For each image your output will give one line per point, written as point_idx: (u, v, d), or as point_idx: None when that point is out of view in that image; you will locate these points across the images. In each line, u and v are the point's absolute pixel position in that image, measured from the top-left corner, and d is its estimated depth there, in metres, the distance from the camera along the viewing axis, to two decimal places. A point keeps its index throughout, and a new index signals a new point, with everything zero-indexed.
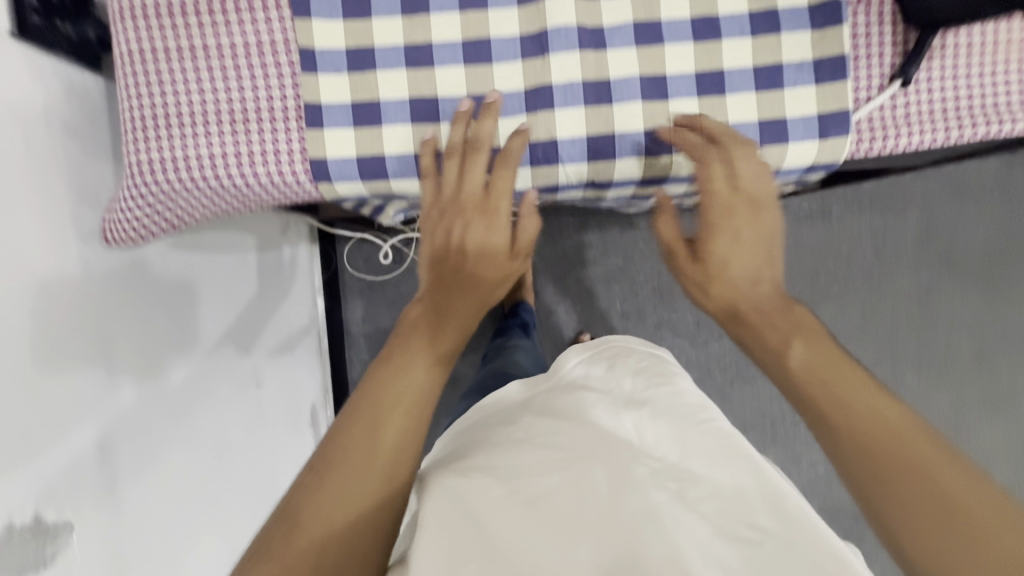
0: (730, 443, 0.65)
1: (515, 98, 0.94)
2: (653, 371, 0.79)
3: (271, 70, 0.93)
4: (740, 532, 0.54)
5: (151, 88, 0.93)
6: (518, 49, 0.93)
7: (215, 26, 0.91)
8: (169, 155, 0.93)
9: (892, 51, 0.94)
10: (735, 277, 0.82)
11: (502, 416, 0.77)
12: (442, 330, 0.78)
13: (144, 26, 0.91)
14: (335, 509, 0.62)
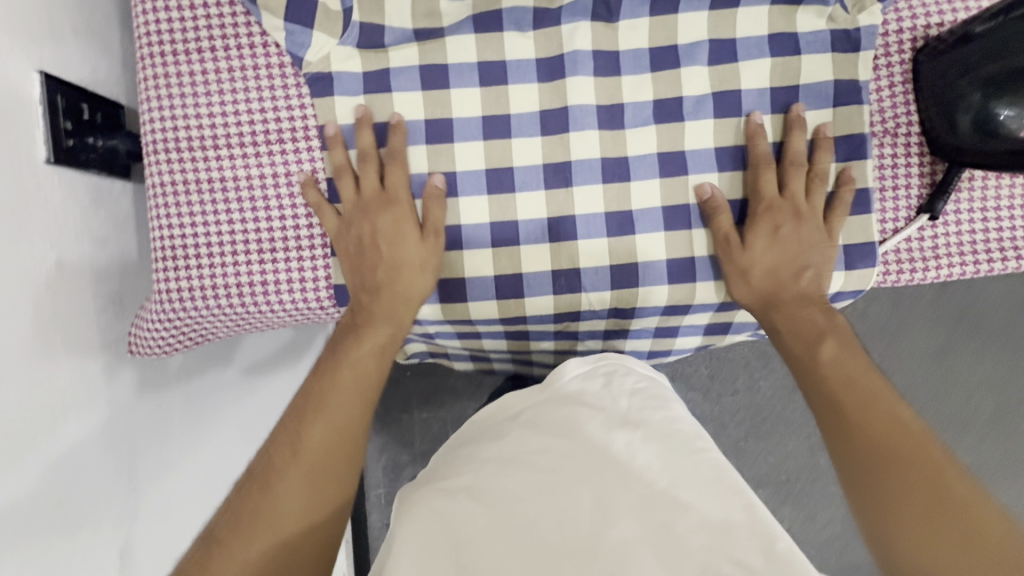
0: (725, 479, 0.64)
1: (539, 229, 0.95)
2: (654, 395, 0.78)
3: (294, 163, 0.93)
4: (722, 566, 0.53)
5: (177, 214, 0.92)
6: (541, 179, 0.94)
7: (240, 124, 0.92)
8: (196, 280, 0.92)
9: (921, 179, 0.97)
10: (783, 265, 0.91)
11: (490, 433, 0.79)
12: (367, 317, 0.89)
13: (170, 156, 0.91)
14: (274, 520, 0.70)
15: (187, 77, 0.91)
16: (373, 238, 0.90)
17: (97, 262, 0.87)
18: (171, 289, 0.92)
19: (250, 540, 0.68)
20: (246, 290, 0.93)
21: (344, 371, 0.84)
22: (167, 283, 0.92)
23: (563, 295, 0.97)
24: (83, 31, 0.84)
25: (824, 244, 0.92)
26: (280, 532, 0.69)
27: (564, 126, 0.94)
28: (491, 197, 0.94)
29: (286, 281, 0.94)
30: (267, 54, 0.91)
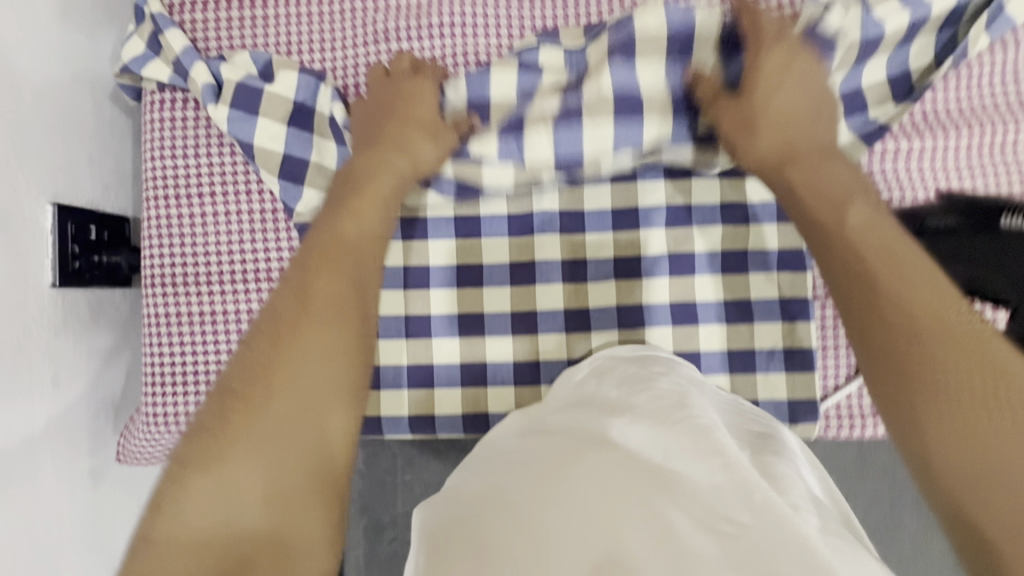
0: (704, 434, 0.44)
1: (505, 370, 0.65)
2: (628, 369, 0.57)
3: (282, 254, 0.65)
4: (718, 527, 0.37)
5: (178, 312, 0.66)
6: (513, 285, 0.66)
7: (240, 198, 0.65)
8: (193, 392, 0.66)
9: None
10: (826, 195, 0.55)
11: (440, 501, 0.52)
12: (353, 197, 0.57)
13: (170, 233, 0.65)
14: (246, 442, 0.42)
15: (181, 191, 0.65)
16: (402, 104, 0.60)
17: (103, 378, 0.76)
18: (164, 415, 0.66)
19: (261, 401, 0.44)
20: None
21: (306, 298, 0.50)
22: (158, 408, 0.66)
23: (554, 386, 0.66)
24: (103, 158, 0.76)
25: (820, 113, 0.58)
26: (288, 410, 0.44)
27: (579, 229, 0.66)
28: (524, 336, 0.65)
29: None
30: (255, 185, 0.65)
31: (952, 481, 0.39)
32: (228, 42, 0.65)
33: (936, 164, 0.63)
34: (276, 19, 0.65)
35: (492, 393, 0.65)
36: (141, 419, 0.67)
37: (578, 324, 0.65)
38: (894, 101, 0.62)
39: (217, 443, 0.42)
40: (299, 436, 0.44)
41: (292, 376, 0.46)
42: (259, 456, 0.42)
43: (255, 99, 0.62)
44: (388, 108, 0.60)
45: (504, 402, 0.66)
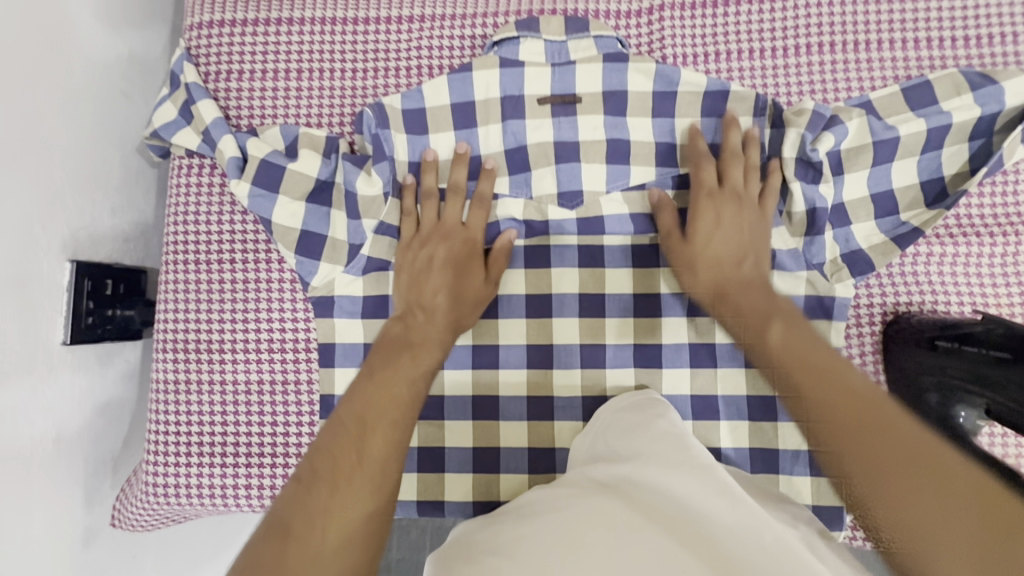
0: (709, 476, 0.45)
1: (518, 457, 0.63)
2: (626, 417, 0.56)
3: (296, 324, 0.64)
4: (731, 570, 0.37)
5: (189, 380, 0.64)
6: (530, 367, 0.64)
7: (257, 265, 0.64)
8: (196, 463, 0.64)
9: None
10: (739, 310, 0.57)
11: (469, 548, 0.49)
12: (417, 343, 0.58)
13: (186, 300, 0.65)
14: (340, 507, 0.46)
15: (202, 257, 0.65)
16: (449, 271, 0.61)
17: (107, 432, 0.74)
18: (162, 481, 0.64)
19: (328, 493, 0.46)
20: (257, 476, 0.63)
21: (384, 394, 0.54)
22: (157, 473, 0.64)
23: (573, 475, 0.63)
24: (126, 209, 0.76)
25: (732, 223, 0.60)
26: (363, 493, 0.48)
27: (599, 313, 0.64)
28: (538, 421, 0.63)
29: (255, 491, 0.63)
30: (275, 256, 0.64)
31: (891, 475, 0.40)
32: (260, 111, 0.65)
33: (971, 269, 0.60)
34: (309, 91, 0.65)
35: (503, 481, 0.63)
36: (141, 486, 0.65)
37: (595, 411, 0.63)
38: (925, 206, 0.62)
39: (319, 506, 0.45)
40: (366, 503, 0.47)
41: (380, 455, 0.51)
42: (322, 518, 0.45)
43: (277, 176, 0.60)
44: (424, 278, 0.60)
45: (515, 491, 0.63)
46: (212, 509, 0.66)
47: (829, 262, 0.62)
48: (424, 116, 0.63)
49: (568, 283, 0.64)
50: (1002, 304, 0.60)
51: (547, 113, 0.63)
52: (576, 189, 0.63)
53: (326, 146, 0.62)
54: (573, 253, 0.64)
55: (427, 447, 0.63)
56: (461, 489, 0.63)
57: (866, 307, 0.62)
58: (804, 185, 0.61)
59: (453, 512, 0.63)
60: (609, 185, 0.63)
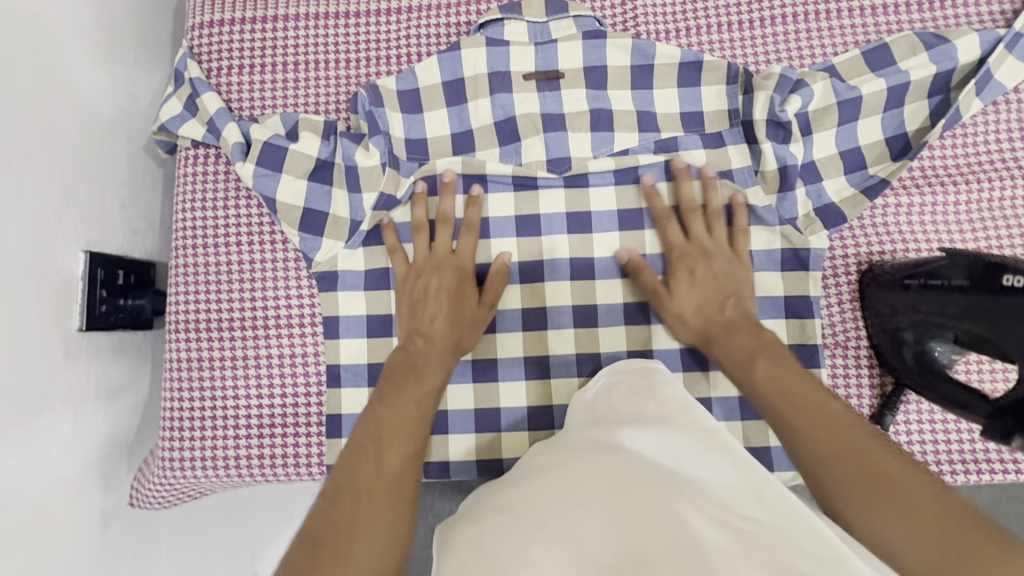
0: (710, 434, 0.44)
1: (518, 416, 0.66)
2: (630, 381, 0.57)
3: (301, 300, 0.67)
4: (731, 523, 0.38)
5: (201, 358, 0.67)
6: (526, 330, 0.66)
7: (263, 246, 0.68)
8: (209, 437, 0.67)
9: (873, 391, 0.64)
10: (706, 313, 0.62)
11: (476, 513, 0.50)
12: (422, 366, 0.61)
13: (196, 282, 0.68)
14: (374, 518, 0.49)
15: (209, 241, 0.68)
16: (443, 296, 0.63)
17: (120, 418, 0.77)
18: (177, 456, 0.67)
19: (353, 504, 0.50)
20: (270, 446, 0.66)
21: (395, 416, 0.57)
22: (172, 448, 0.67)
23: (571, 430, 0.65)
24: (134, 204, 0.80)
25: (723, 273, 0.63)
26: (389, 501, 0.51)
27: (589, 276, 0.67)
28: (535, 382, 0.66)
29: (266, 462, 0.66)
30: (279, 237, 0.68)
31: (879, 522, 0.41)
32: (261, 102, 0.69)
33: (937, 217, 0.64)
34: (307, 81, 0.69)
35: (505, 440, 0.65)
36: (157, 463, 0.67)
37: (590, 370, 0.66)
38: (891, 159, 0.66)
39: (348, 523, 0.48)
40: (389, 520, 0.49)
41: (400, 478, 0.53)
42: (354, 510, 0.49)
43: (280, 157, 0.64)
44: (423, 307, 0.63)
45: (515, 449, 0.65)
46: (227, 482, 0.69)
47: (802, 216, 0.66)
48: (417, 96, 0.67)
49: (558, 250, 0.67)
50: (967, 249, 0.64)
51: (532, 90, 0.67)
52: (563, 154, 0.67)
53: (326, 129, 0.66)
54: (561, 221, 0.67)
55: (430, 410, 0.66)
56: (464, 450, 0.66)
57: (841, 259, 0.65)
58: (776, 144, 0.65)
59: (457, 473, 0.66)
60: (595, 151, 0.67)
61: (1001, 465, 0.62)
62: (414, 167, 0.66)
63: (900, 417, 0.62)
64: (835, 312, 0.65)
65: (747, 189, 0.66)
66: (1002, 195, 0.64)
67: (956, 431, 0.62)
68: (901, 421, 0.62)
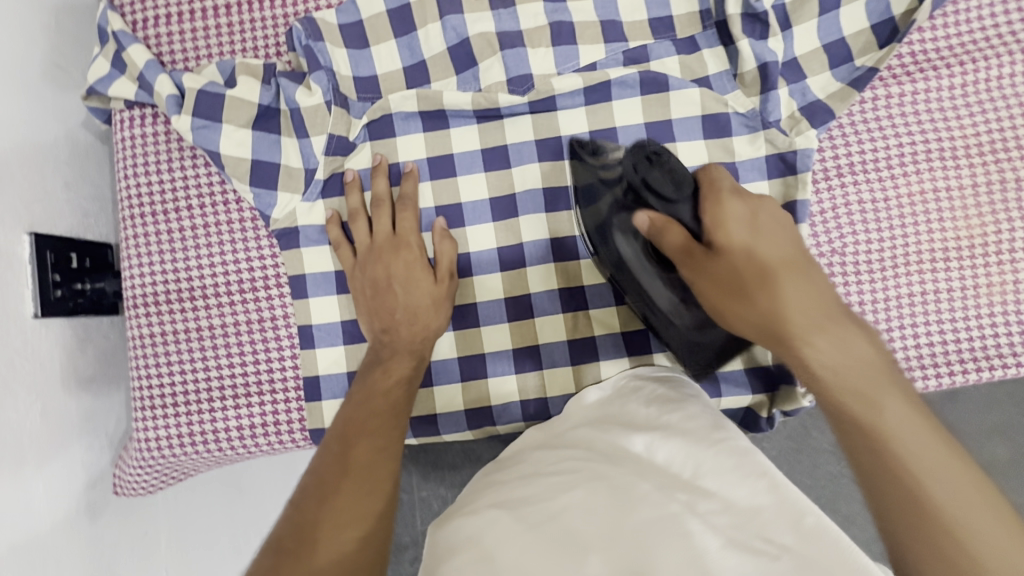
0: (745, 456, 0.43)
1: (504, 360, 0.62)
2: (654, 390, 0.54)
3: (263, 263, 0.63)
4: (753, 544, 0.36)
5: (165, 333, 0.63)
6: (504, 268, 0.62)
7: (216, 208, 0.63)
8: (184, 414, 0.63)
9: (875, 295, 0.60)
10: (725, 284, 0.49)
11: (476, 498, 0.48)
12: (387, 359, 0.57)
13: (149, 254, 0.63)
14: (347, 501, 0.46)
15: (157, 208, 0.63)
16: (395, 288, 0.59)
17: (97, 408, 0.74)
18: (155, 437, 0.63)
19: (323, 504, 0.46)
20: (249, 417, 0.63)
21: (363, 410, 0.53)
22: (149, 429, 0.63)
23: (559, 368, 0.62)
24: (80, 184, 0.75)
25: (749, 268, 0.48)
26: (362, 493, 0.47)
27: (565, 206, 0.62)
28: (519, 323, 0.62)
29: (247, 433, 0.63)
30: (232, 197, 0.63)
31: (903, 540, 0.37)
32: (196, 53, 0.64)
33: (931, 106, 0.61)
34: (242, 25, 0.63)
35: (492, 387, 0.62)
36: (134, 446, 0.64)
37: (573, 304, 0.62)
38: (878, 47, 0.61)
39: (317, 518, 0.45)
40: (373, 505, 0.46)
41: (372, 470, 0.49)
42: (322, 502, 0.46)
43: (218, 105, 0.59)
44: (381, 300, 0.59)
45: (504, 394, 0.62)
46: (210, 459, 0.66)
47: (786, 118, 0.61)
48: (361, 27, 0.62)
49: (530, 180, 0.63)
50: (966, 137, 0.60)
51: (485, 8, 0.62)
52: (525, 73, 0.62)
53: (265, 72, 0.61)
54: (530, 148, 0.63)
55: None
56: (450, 401, 0.62)
57: (831, 161, 0.61)
58: (754, 41, 0.60)
59: (444, 423, 0.63)
60: (559, 67, 0.62)
61: (1007, 356, 0.60)
62: (366, 107, 0.62)
63: (895, 321, 0.60)
64: (830, 217, 0.61)
65: (727, 95, 0.62)
66: (998, 74, 0.60)
67: (960, 329, 0.60)
68: (902, 325, 0.60)
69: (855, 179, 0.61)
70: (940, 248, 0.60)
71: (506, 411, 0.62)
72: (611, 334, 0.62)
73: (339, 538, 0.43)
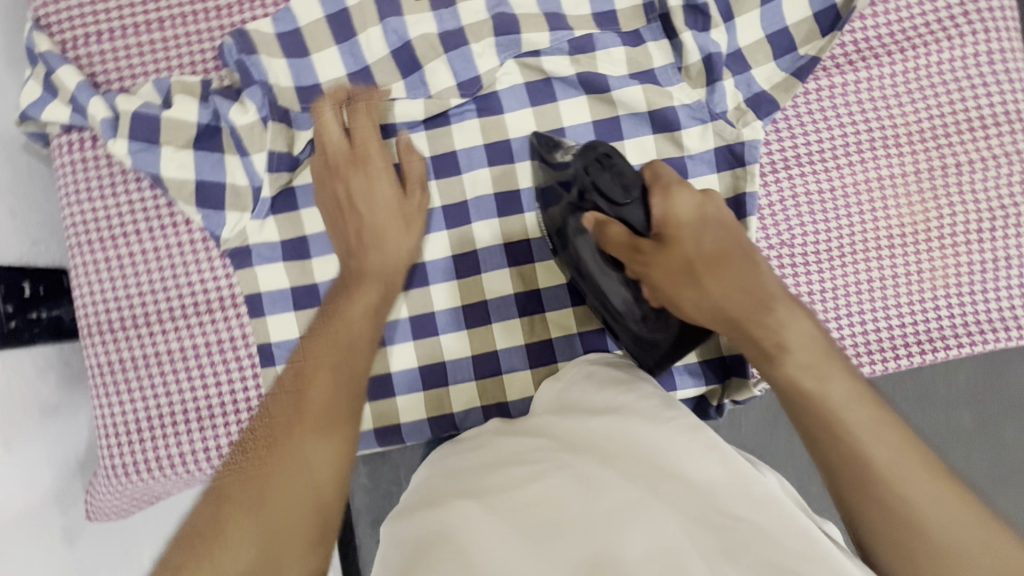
0: (699, 432, 0.45)
1: (465, 366, 0.63)
2: (607, 373, 0.55)
3: (217, 284, 0.63)
4: (711, 518, 0.38)
5: (122, 359, 0.63)
6: (461, 274, 0.62)
7: (165, 231, 0.62)
8: (148, 438, 0.63)
9: (823, 283, 0.62)
10: (725, 298, 0.51)
11: (442, 486, 0.48)
12: (355, 282, 0.58)
13: (99, 281, 0.62)
14: (281, 477, 0.43)
15: (104, 233, 0.62)
16: (360, 207, 0.59)
17: (63, 436, 0.73)
18: (121, 463, 0.63)
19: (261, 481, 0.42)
20: (214, 438, 0.63)
21: (299, 385, 0.49)
22: (115, 456, 0.63)
23: (519, 372, 0.63)
24: (27, 208, 0.73)
25: (731, 285, 0.51)
26: (295, 470, 0.44)
27: (517, 210, 0.63)
28: (478, 329, 0.62)
29: (213, 453, 0.63)
30: (180, 218, 0.62)
31: (878, 533, 0.42)
32: (131, 72, 0.62)
33: (873, 95, 0.61)
34: (177, 39, 0.62)
35: (455, 395, 0.63)
36: (102, 472, 0.64)
37: (530, 307, 0.62)
38: (821, 34, 0.61)
39: (243, 503, 0.41)
40: (302, 517, 0.42)
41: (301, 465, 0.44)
42: (250, 493, 0.42)
43: (154, 126, 0.58)
44: (344, 218, 0.60)
45: (466, 401, 0.63)
46: (179, 480, 0.66)
47: (732, 109, 0.61)
48: (299, 35, 0.60)
49: (481, 186, 0.62)
50: (908, 124, 0.62)
51: (426, 9, 0.61)
52: (472, 76, 0.61)
53: (202, 90, 0.60)
54: (480, 154, 0.62)
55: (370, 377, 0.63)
56: (415, 410, 0.63)
57: (778, 153, 0.62)
58: (695, 32, 0.60)
59: (409, 432, 0.63)
60: (500, 59, 0.61)
61: (950, 339, 0.61)
62: (311, 118, 0.60)
63: (843, 308, 0.62)
64: (778, 209, 0.62)
65: (672, 87, 0.61)
66: (939, 58, 0.61)
67: (906, 312, 0.62)
68: (851, 312, 0.62)
69: (803, 170, 0.62)
70: (885, 235, 0.62)
71: (469, 418, 0.63)
72: (569, 335, 0.63)
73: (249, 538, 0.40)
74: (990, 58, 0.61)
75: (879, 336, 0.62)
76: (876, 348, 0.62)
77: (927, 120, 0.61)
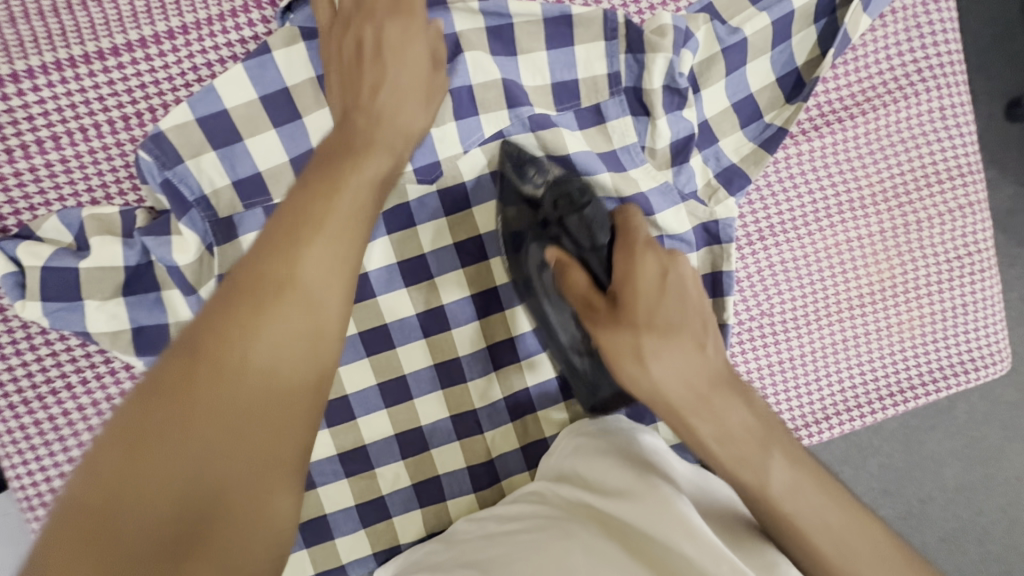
0: (669, 508, 0.42)
1: (459, 478, 0.60)
2: (594, 443, 0.53)
3: None
4: None
5: None
6: (444, 385, 0.59)
7: (100, 382, 0.55)
8: None
9: (803, 350, 0.63)
10: (679, 384, 0.43)
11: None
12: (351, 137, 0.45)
13: (27, 448, 0.54)
14: (243, 392, 0.33)
15: (26, 395, 0.54)
16: (386, 53, 0.48)
17: None
18: None
19: (227, 362, 0.33)
20: None
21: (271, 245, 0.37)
22: None
23: (516, 476, 0.61)
24: None
25: (683, 370, 0.43)
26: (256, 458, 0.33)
27: (496, 310, 0.59)
28: (469, 439, 0.60)
29: None
30: (118, 366, 0.55)
31: None
32: (27, 203, 0.53)
33: (840, 160, 0.62)
34: (81, 160, 0.53)
35: (453, 509, 0.60)
36: None
37: (520, 411, 0.60)
38: (786, 102, 0.60)
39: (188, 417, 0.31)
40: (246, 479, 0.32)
41: (252, 350, 0.34)
42: (226, 347, 0.33)
43: (72, 281, 0.52)
44: (359, 67, 0.48)
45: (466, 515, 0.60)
46: None
47: (703, 187, 0.60)
48: (225, 118, 0.53)
49: (454, 289, 0.59)
50: (873, 185, 0.62)
51: None
52: (431, 160, 0.57)
53: (124, 225, 0.53)
54: (450, 255, 0.58)
55: (360, 503, 0.59)
56: (412, 529, 0.60)
57: (752, 225, 0.62)
58: (670, 114, 0.58)
59: None
60: (465, 143, 0.57)
61: (919, 388, 0.64)
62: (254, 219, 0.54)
63: (822, 371, 0.63)
64: (755, 281, 0.62)
65: (637, 168, 0.59)
66: (898, 120, 0.62)
67: (881, 368, 0.64)
68: (828, 374, 0.63)
69: (778, 239, 0.62)
70: (857, 296, 0.63)
71: None
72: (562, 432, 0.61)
73: (153, 521, 0.29)
74: (944, 116, 0.62)
75: (857, 394, 0.64)
76: (855, 406, 0.64)
77: (891, 181, 0.62)
